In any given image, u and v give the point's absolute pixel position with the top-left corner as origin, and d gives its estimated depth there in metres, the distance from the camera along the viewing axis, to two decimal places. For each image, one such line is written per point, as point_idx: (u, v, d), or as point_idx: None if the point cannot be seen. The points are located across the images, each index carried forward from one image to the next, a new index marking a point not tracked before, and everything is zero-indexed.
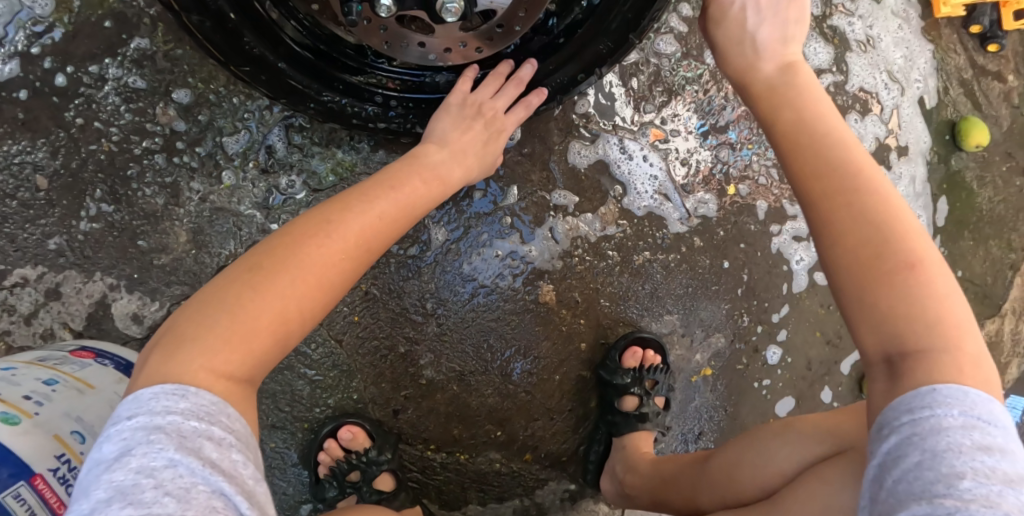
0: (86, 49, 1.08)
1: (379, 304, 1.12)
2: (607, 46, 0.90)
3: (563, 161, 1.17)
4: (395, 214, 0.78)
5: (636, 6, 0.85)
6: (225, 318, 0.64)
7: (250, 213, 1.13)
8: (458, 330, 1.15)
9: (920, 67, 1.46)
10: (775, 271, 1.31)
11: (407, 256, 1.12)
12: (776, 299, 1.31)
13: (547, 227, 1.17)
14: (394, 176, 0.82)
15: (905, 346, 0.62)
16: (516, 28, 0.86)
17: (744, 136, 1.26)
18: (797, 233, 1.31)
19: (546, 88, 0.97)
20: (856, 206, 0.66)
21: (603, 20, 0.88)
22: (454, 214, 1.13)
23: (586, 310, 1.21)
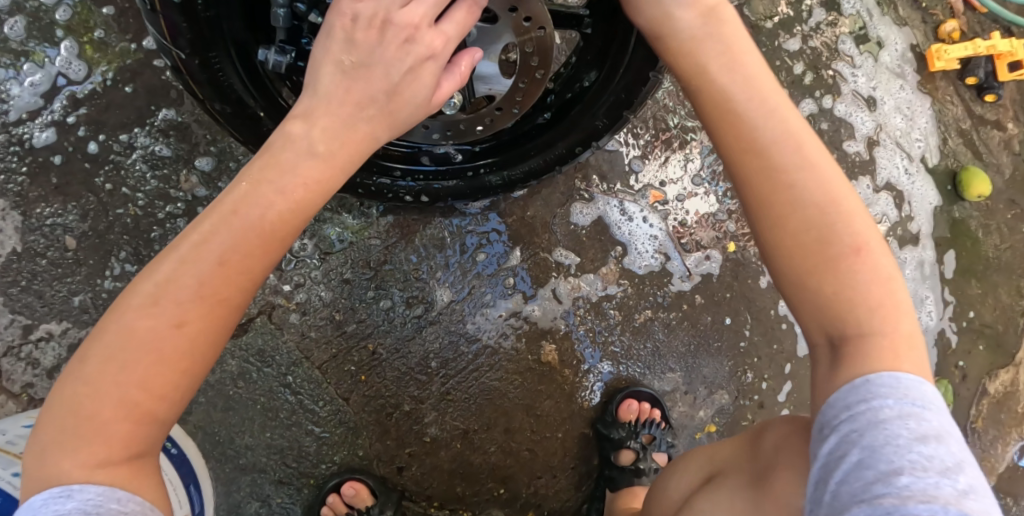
0: (117, 119, 1.15)
1: (385, 364, 1.16)
2: (602, 122, 0.97)
3: (566, 223, 1.20)
4: (255, 246, 0.62)
5: (627, 87, 0.92)
6: (88, 404, 0.60)
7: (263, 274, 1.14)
8: (461, 389, 1.18)
9: (920, 127, 1.50)
10: (777, 327, 1.33)
11: (412, 315, 1.16)
12: (778, 355, 1.33)
13: (549, 288, 1.20)
14: (245, 201, 0.62)
15: (842, 338, 0.63)
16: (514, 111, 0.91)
17: (744, 196, 1.29)
18: None
19: (546, 160, 1.02)
20: (787, 196, 0.63)
21: (597, 100, 0.95)
22: (459, 276, 1.17)
23: (588, 369, 1.23)
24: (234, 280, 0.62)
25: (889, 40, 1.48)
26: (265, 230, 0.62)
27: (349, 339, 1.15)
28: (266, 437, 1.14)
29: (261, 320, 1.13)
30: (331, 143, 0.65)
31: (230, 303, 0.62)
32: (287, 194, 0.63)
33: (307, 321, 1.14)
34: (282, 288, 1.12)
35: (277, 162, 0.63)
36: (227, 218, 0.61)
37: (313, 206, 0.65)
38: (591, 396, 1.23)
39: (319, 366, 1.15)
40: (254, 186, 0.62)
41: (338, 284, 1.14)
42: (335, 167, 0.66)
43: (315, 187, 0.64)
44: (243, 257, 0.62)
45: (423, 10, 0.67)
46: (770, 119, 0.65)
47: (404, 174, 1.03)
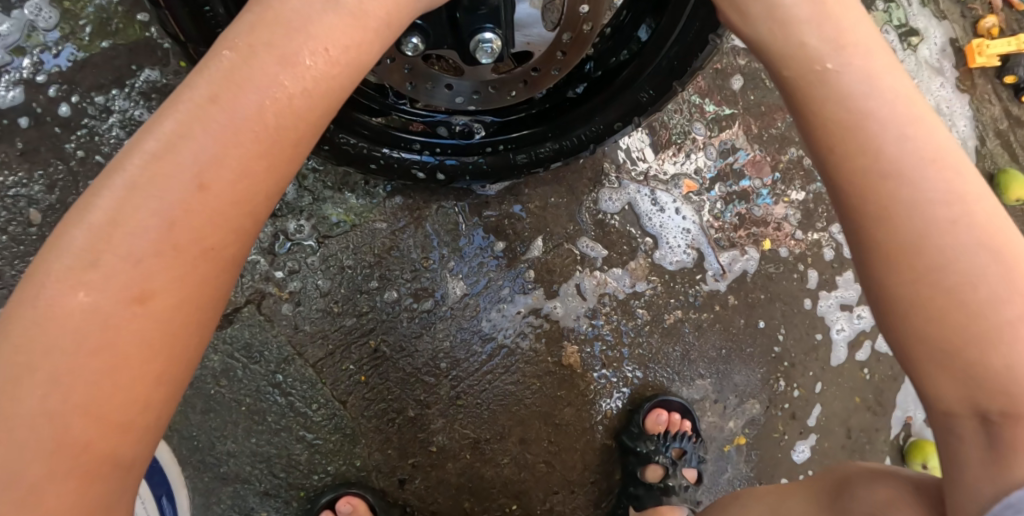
0: (93, 79, 1.02)
1: (388, 364, 1.03)
2: (648, 94, 0.85)
3: (593, 210, 1.07)
4: (232, 177, 0.46)
5: (681, 53, 0.80)
6: (10, 422, 0.43)
7: (254, 258, 0.99)
8: (472, 394, 1.05)
9: (959, 130, 1.32)
10: (815, 331, 1.21)
11: (421, 310, 1.04)
12: (813, 362, 1.22)
13: (573, 283, 1.07)
14: (209, 120, 0.45)
15: (1008, 406, 0.56)
16: (552, 71, 0.81)
17: (784, 188, 1.16)
18: (844, 300, 1.22)
19: (580, 137, 0.90)
20: (932, 213, 0.55)
21: (644, 67, 0.83)
22: (474, 267, 1.04)
23: (607, 374, 1.10)
24: (205, 230, 0.45)
25: (929, 32, 1.30)
26: (240, 153, 0.46)
27: (349, 335, 1.03)
28: (250, 443, 1.01)
29: (249, 310, 1.00)
30: (331, 29, 0.48)
31: (204, 264, 0.46)
32: (265, 108, 0.46)
33: (302, 313, 1.01)
34: (275, 276, 1.00)
35: (250, 62, 0.46)
36: (183, 143, 0.45)
37: (310, 117, 0.48)
38: (612, 405, 1.11)
39: (313, 364, 1.02)
40: (218, 99, 0.46)
41: (338, 273, 1.02)
42: (337, 68, 0.48)
43: (309, 97, 0.47)
44: (217, 198, 0.45)
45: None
46: (896, 116, 0.56)
47: (424, 148, 0.91)
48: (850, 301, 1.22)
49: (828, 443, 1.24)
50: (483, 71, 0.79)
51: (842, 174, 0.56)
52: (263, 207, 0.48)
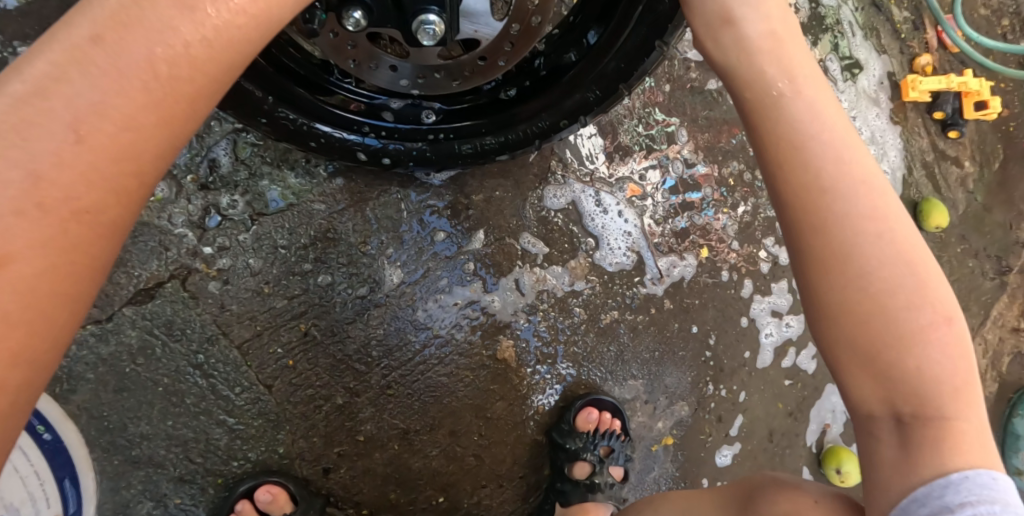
0: (17, 28, 0.95)
1: (318, 349, 1.00)
2: (594, 93, 0.85)
3: (537, 207, 1.07)
4: (132, 100, 0.41)
5: (628, 56, 0.80)
6: None
7: (181, 233, 0.96)
8: (404, 383, 1.04)
9: (890, 159, 1.34)
10: (744, 338, 1.25)
11: (356, 296, 1.01)
12: (740, 367, 1.26)
13: (512, 278, 1.07)
14: (108, 38, 0.41)
15: (921, 408, 0.61)
16: (499, 63, 0.78)
17: (723, 201, 1.19)
18: (775, 307, 1.26)
19: (524, 132, 0.90)
20: (858, 227, 0.58)
21: (593, 66, 0.83)
22: (413, 255, 1.03)
23: (541, 368, 1.10)
24: (100, 156, 0.40)
25: (869, 64, 1.31)
26: (146, 79, 0.41)
27: (279, 317, 0.99)
28: (166, 426, 0.97)
29: (172, 286, 0.96)
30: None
31: (98, 194, 0.41)
32: (168, 33, 0.41)
33: (229, 292, 0.98)
34: (204, 252, 0.96)
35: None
36: (106, 42, 0.41)
37: (224, 52, 0.44)
38: (546, 400, 1.11)
39: (238, 345, 0.98)
40: (120, 18, 0.41)
41: (271, 252, 0.99)
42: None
43: (219, 36, 0.43)
44: (117, 120, 0.40)
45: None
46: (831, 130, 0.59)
47: (372, 131, 0.90)
48: (780, 308, 1.27)
49: (749, 445, 1.28)
50: (430, 55, 0.75)
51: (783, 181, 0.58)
52: (186, 128, 0.44)
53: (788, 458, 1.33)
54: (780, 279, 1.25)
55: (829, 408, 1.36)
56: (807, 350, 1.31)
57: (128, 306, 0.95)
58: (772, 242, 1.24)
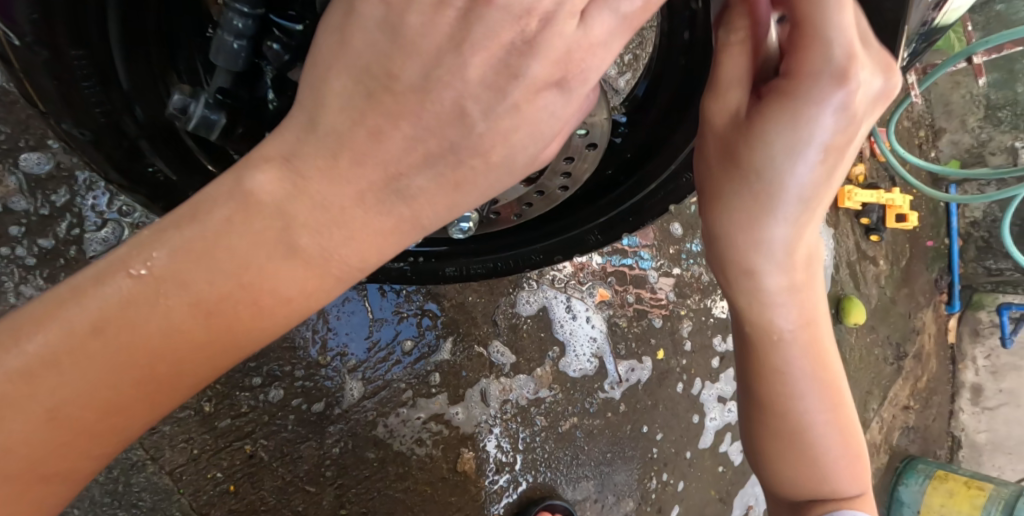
0: None
1: (265, 472, 0.90)
2: (594, 236, 0.78)
3: (509, 314, 1.03)
4: (123, 397, 0.36)
5: (637, 209, 0.74)
6: None
7: None
8: (357, 504, 0.95)
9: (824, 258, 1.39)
10: (688, 433, 1.27)
11: (310, 413, 0.91)
12: (681, 461, 1.27)
13: (479, 389, 1.01)
14: (108, 331, 0.35)
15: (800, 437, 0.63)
16: (513, 218, 0.72)
17: (679, 305, 1.22)
18: (720, 394, 1.31)
19: (519, 263, 0.84)
20: (795, 386, 0.61)
21: (598, 212, 0.76)
22: (378, 368, 0.94)
23: (501, 477, 1.06)
24: (73, 442, 0.36)
25: None
26: (142, 380, 0.36)
27: (221, 438, 0.88)
28: None
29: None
30: (291, 274, 0.36)
31: (70, 469, 0.37)
32: (177, 340, 0.36)
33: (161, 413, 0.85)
34: None
35: (177, 284, 0.35)
36: (114, 324, 0.35)
37: (239, 347, 0.38)
38: (500, 509, 1.06)
39: (168, 471, 0.86)
40: (129, 312, 0.35)
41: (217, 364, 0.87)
42: (324, 280, 0.38)
43: (240, 335, 0.37)
44: (102, 416, 0.36)
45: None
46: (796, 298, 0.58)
47: None
48: (725, 394, 1.31)
49: None
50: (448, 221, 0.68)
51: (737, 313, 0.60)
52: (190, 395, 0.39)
53: None
54: (724, 369, 1.30)
55: (750, 491, 1.41)
56: (738, 442, 1.36)
57: None
58: (718, 341, 1.28)
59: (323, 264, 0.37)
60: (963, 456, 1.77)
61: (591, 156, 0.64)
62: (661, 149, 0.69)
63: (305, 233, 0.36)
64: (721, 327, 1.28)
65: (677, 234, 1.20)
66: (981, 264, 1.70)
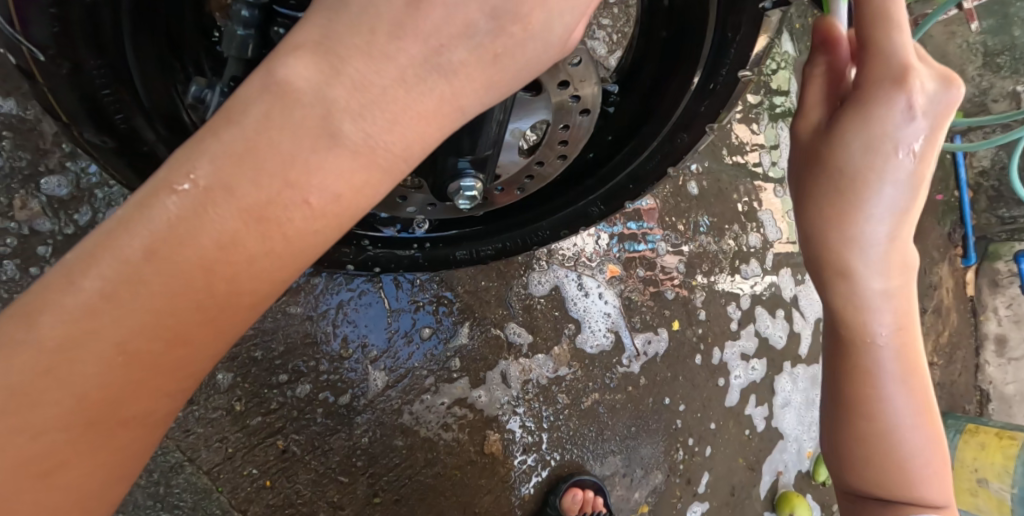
0: None
1: (298, 466, 0.93)
2: (597, 208, 0.79)
3: (522, 295, 1.05)
4: (192, 318, 0.37)
5: (637, 177, 0.75)
6: None
7: None
8: (390, 491, 0.98)
9: None
10: (710, 400, 1.29)
11: (337, 405, 0.94)
12: (706, 430, 1.29)
13: (499, 371, 1.04)
14: (165, 251, 0.36)
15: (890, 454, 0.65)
16: (516, 192, 0.73)
17: (690, 276, 1.23)
18: (743, 350, 1.32)
19: (526, 243, 0.85)
20: (872, 350, 0.62)
21: (599, 183, 0.77)
22: (399, 358, 0.97)
23: (530, 458, 1.08)
24: (143, 372, 0.37)
25: None
26: (210, 296, 0.37)
27: (253, 436, 0.91)
28: None
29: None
30: (338, 163, 0.36)
31: (150, 405, 0.39)
32: (237, 250, 0.36)
33: (194, 415, 0.88)
34: None
35: (226, 194, 0.36)
36: (177, 242, 0.36)
37: (297, 248, 0.38)
38: (529, 487, 1.09)
39: (207, 471, 0.89)
40: (183, 229, 0.36)
41: (245, 364, 0.90)
42: (371, 170, 0.38)
43: (296, 234, 0.37)
44: (169, 338, 0.37)
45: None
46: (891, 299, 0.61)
47: (370, 244, 0.85)
48: (748, 351, 1.33)
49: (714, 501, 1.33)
50: None
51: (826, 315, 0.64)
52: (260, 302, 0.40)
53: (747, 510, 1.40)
54: (745, 327, 1.32)
55: (779, 457, 1.44)
56: (761, 407, 1.37)
57: None
58: (732, 307, 1.30)
59: (369, 153, 0.37)
60: (993, 408, 1.76)
61: (589, 122, 0.65)
62: (653, 115, 0.71)
63: (346, 118, 0.36)
64: (733, 295, 1.30)
65: (693, 194, 1.24)
66: (994, 213, 1.69)
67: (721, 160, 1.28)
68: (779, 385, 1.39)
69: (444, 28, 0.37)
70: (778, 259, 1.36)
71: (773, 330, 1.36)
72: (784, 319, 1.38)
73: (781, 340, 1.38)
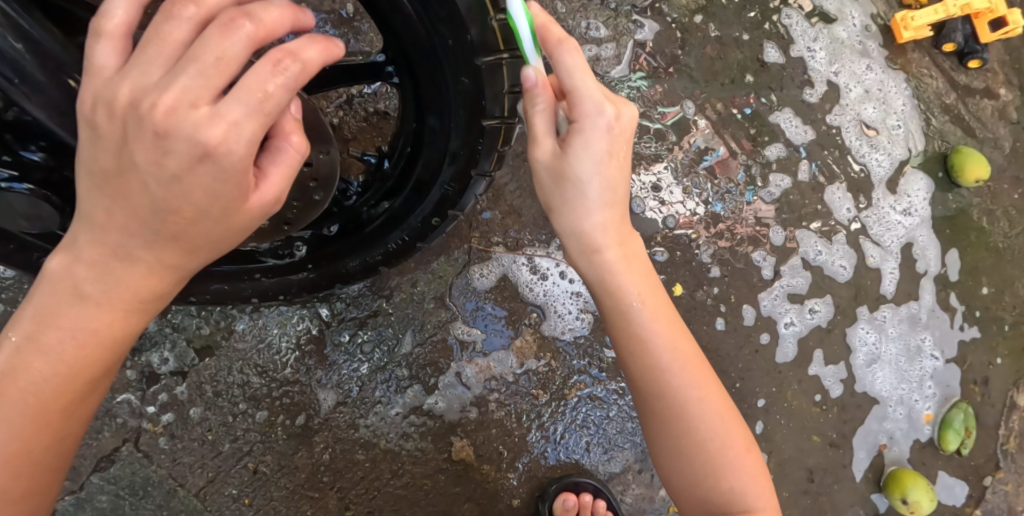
0: None
1: (270, 484, 0.98)
2: (450, 187, 0.76)
3: (464, 292, 1.00)
4: (29, 432, 0.55)
5: (462, 144, 0.71)
6: None
7: (123, 399, 0.96)
8: (363, 503, 0.99)
9: (898, 109, 1.22)
10: (751, 367, 1.14)
11: (295, 427, 0.98)
12: (752, 397, 1.14)
13: (454, 372, 1.00)
14: (3, 384, 0.53)
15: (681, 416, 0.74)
16: (316, 196, 0.76)
17: (711, 220, 1.12)
18: (792, 290, 1.16)
19: (401, 234, 0.83)
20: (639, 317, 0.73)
21: (438, 161, 0.74)
22: (348, 373, 0.99)
23: (517, 462, 1.02)
24: (8, 465, 0.54)
25: (845, 13, 1.20)
26: (36, 417, 0.55)
27: (226, 461, 0.98)
28: None
29: (126, 450, 0.96)
30: (92, 308, 0.54)
31: (12, 487, 0.55)
32: (52, 376, 0.54)
33: (177, 445, 0.97)
34: (149, 411, 0.97)
35: (32, 341, 0.54)
36: (9, 378, 0.54)
37: (92, 372, 0.56)
38: (523, 485, 1.02)
39: (195, 493, 0.97)
40: (10, 367, 0.54)
41: (209, 398, 0.98)
42: (120, 313, 0.55)
43: (83, 356, 0.55)
44: (17, 441, 0.54)
45: (170, 114, 0.47)
46: (660, 321, 0.74)
47: (262, 275, 0.87)
48: (799, 290, 1.16)
49: (787, 481, 1.17)
50: None
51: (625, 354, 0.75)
52: (80, 410, 0.57)
53: (841, 494, 1.21)
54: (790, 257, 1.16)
55: (877, 429, 1.23)
56: (832, 367, 1.19)
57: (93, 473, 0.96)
58: (759, 256, 1.14)
59: (111, 302, 0.54)
60: None
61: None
62: (426, 83, 0.69)
63: (87, 281, 0.53)
64: (758, 241, 1.14)
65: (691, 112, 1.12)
66: None
67: (719, 84, 1.13)
68: (854, 340, 1.20)
69: (123, 227, 0.51)
70: (821, 187, 1.18)
71: (832, 258, 1.18)
72: (845, 243, 1.19)
73: (848, 272, 1.19)
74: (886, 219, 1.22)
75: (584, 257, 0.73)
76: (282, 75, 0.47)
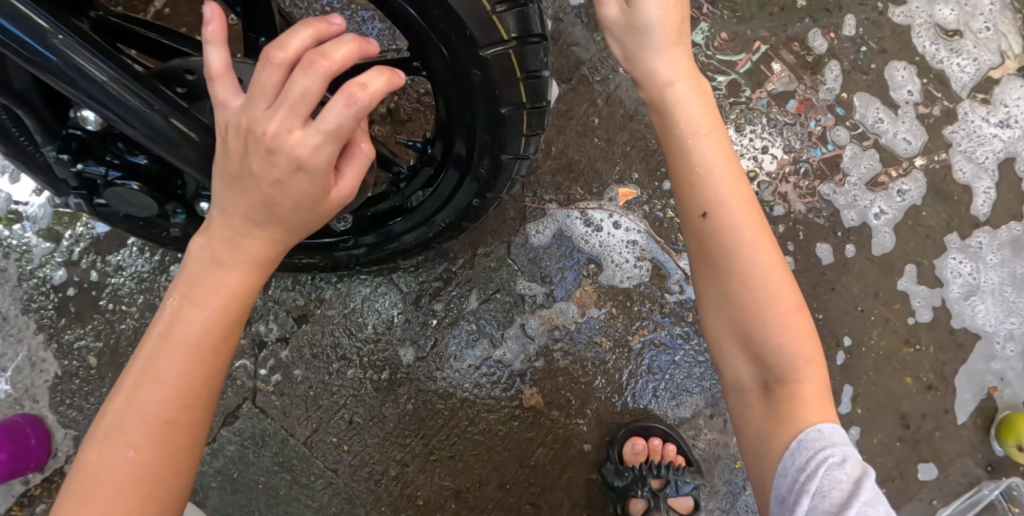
0: (109, 245, 1.24)
1: (366, 432, 1.09)
2: (484, 169, 0.81)
3: (525, 250, 1.08)
4: (192, 371, 0.63)
5: (486, 127, 0.75)
6: (101, 484, 0.60)
7: (240, 364, 1.09)
8: (446, 448, 1.08)
9: (984, 11, 1.18)
10: (827, 304, 1.13)
11: (381, 382, 1.09)
12: (833, 334, 1.13)
13: (519, 325, 1.08)
14: (196, 294, 0.64)
15: (755, 335, 0.70)
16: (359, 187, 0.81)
17: (776, 148, 1.15)
18: (866, 182, 1.16)
19: (448, 213, 0.89)
20: (721, 226, 0.69)
21: (468, 150, 0.79)
22: (424, 331, 1.09)
23: (585, 409, 1.07)
24: (203, 364, 0.64)
25: None
26: (196, 362, 0.63)
27: (324, 413, 1.09)
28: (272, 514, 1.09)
29: (246, 406, 1.09)
30: (256, 236, 0.64)
31: (208, 381, 0.64)
32: (232, 289, 0.65)
33: (285, 402, 1.09)
34: (262, 373, 1.09)
35: (215, 264, 0.64)
36: (200, 290, 0.64)
37: (250, 285, 0.66)
38: (592, 433, 1.07)
39: (304, 441, 1.09)
40: (204, 284, 0.64)
41: (310, 360, 1.10)
42: (278, 243, 0.66)
43: (253, 270, 0.66)
44: (208, 344, 0.64)
45: (322, 84, 0.55)
46: (730, 187, 0.69)
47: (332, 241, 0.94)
48: (873, 196, 1.15)
49: (879, 422, 1.13)
50: None
51: (687, 216, 0.71)
52: (239, 321, 0.67)
53: (947, 440, 1.14)
54: (851, 148, 1.16)
55: (985, 368, 1.15)
56: (923, 289, 1.15)
57: (222, 427, 1.09)
58: (827, 190, 1.15)
59: (274, 240, 0.65)
60: None
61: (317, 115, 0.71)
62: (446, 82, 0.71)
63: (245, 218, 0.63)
64: (825, 174, 1.15)
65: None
66: None
67: (769, 14, 1.16)
68: (945, 272, 1.15)
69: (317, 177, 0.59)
70: (894, 112, 1.16)
71: (896, 129, 1.17)
72: (923, 148, 1.17)
73: (912, 145, 1.16)
74: (979, 131, 1.17)
75: (655, 97, 0.72)
76: (351, 108, 0.55)
